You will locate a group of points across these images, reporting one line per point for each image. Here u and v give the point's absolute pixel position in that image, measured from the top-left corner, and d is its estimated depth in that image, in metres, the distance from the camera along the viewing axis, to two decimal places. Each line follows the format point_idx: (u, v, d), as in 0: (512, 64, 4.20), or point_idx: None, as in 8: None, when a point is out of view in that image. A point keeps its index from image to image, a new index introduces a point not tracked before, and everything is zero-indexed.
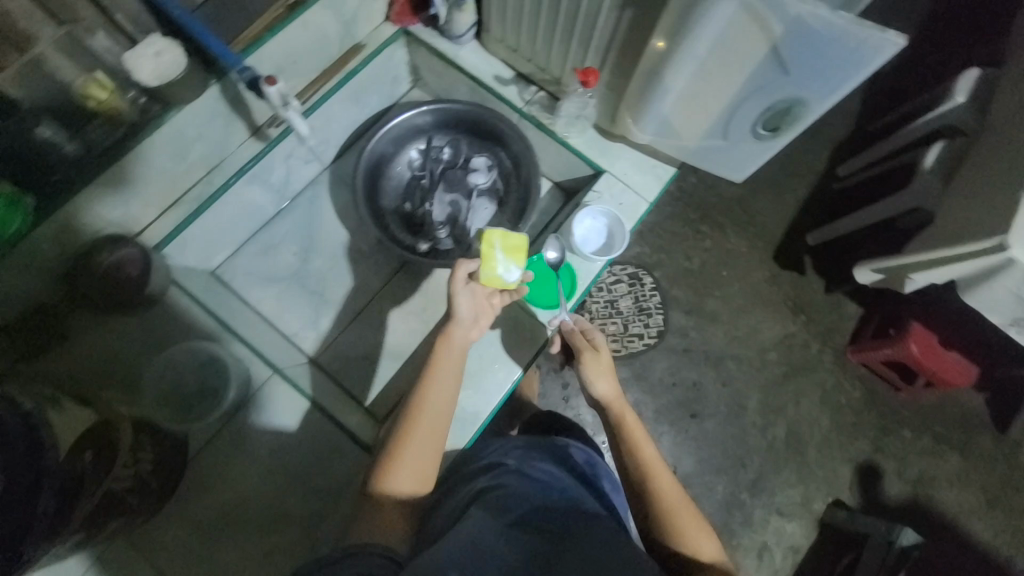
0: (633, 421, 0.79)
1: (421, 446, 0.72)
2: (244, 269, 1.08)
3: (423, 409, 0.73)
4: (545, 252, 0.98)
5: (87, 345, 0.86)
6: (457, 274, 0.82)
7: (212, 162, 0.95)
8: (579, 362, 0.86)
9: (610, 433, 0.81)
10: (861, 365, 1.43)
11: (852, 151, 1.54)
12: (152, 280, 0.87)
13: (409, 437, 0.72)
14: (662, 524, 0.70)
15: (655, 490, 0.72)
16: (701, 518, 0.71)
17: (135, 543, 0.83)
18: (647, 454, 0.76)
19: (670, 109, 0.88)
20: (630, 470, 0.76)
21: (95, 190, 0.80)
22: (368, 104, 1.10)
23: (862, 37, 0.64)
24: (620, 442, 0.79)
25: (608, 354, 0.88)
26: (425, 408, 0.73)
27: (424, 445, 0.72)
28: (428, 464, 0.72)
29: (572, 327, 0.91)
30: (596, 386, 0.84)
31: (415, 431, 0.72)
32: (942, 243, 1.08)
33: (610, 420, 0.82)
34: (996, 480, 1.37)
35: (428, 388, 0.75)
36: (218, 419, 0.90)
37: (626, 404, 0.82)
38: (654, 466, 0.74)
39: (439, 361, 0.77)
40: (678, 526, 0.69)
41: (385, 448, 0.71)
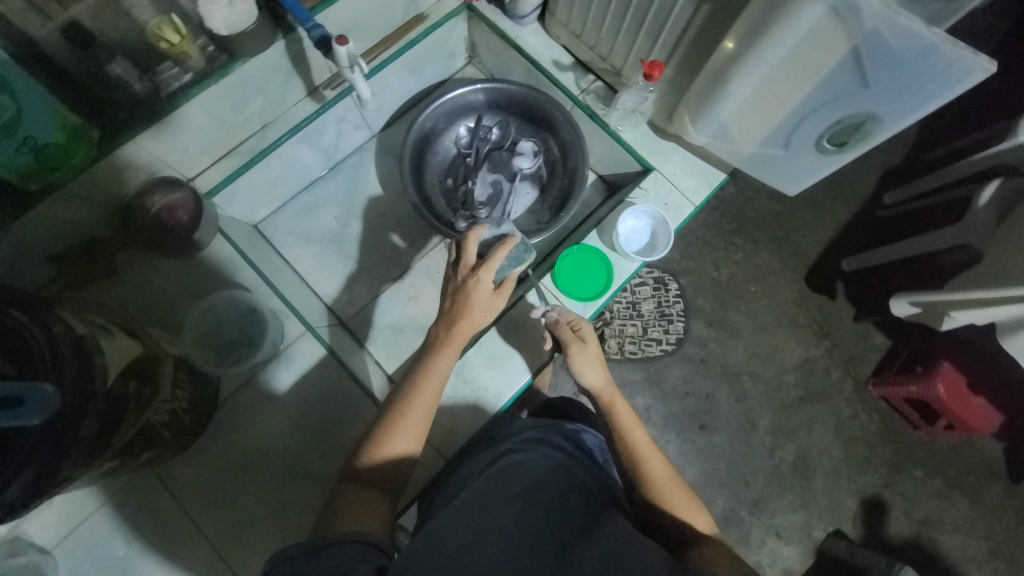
0: (623, 409, 0.79)
1: (417, 427, 0.71)
2: (285, 227, 1.10)
3: (423, 393, 0.73)
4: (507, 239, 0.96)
5: (133, 281, 0.89)
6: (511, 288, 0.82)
7: (268, 117, 0.96)
8: (566, 355, 0.85)
9: (600, 422, 0.81)
10: (881, 399, 1.40)
11: (904, 178, 1.48)
12: (201, 227, 0.89)
13: (407, 415, 0.71)
14: (656, 504, 0.71)
15: (648, 471, 0.73)
16: (690, 493, 0.72)
17: (160, 477, 0.86)
18: (637, 440, 0.76)
19: (732, 113, 0.86)
20: (622, 456, 0.76)
21: (158, 132, 0.82)
22: (423, 76, 1.09)
23: (953, 57, 0.62)
24: (611, 430, 0.78)
25: (595, 344, 0.86)
26: (424, 392, 0.73)
27: (420, 427, 0.72)
28: (418, 446, 0.72)
29: (556, 319, 0.89)
30: (584, 378, 0.83)
31: (412, 411, 0.72)
32: (989, 283, 1.04)
33: (600, 410, 0.81)
34: (1005, 532, 1.33)
35: (429, 371, 0.75)
36: (247, 369, 0.92)
37: (616, 391, 0.82)
38: (645, 449, 0.75)
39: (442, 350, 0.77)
40: (673, 504, 0.70)
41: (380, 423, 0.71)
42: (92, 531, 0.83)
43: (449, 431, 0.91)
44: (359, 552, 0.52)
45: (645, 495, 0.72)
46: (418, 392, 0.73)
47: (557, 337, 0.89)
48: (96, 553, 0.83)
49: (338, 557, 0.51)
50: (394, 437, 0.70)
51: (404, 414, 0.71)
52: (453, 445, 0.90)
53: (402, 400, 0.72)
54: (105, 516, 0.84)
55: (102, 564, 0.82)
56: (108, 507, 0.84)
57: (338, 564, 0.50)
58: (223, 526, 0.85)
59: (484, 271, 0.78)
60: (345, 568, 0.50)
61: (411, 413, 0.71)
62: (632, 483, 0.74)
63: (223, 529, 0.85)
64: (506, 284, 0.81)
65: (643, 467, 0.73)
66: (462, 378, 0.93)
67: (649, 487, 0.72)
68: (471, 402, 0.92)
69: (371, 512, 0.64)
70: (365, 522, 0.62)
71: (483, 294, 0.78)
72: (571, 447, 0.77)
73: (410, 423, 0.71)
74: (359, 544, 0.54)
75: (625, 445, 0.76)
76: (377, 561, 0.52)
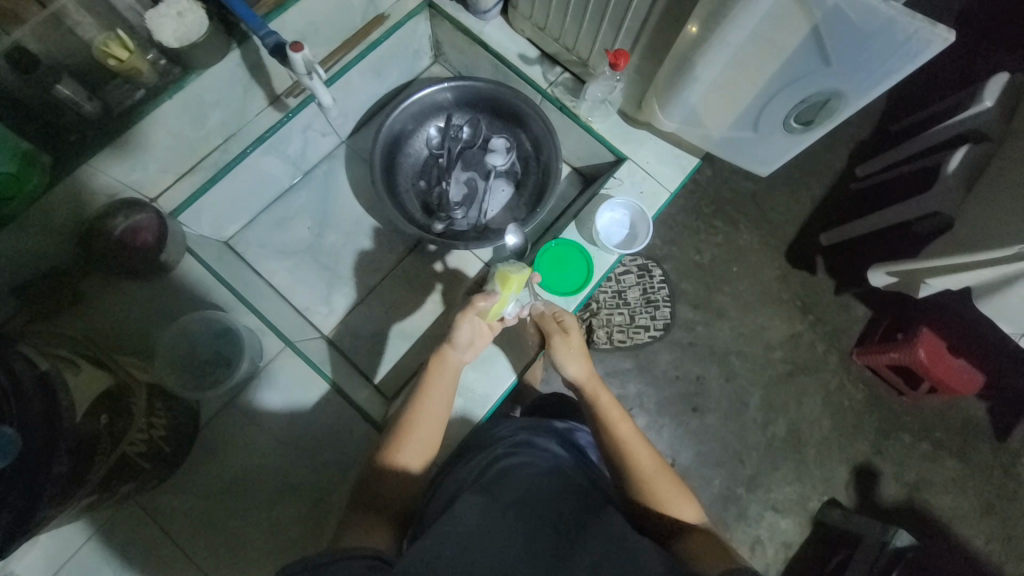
0: (607, 400, 0.79)
1: (419, 445, 0.75)
2: (258, 240, 1.07)
3: (419, 414, 0.77)
4: (506, 238, 0.98)
5: (101, 307, 0.86)
6: (474, 305, 0.82)
7: (230, 130, 0.93)
8: (548, 348, 0.85)
9: (586, 416, 0.80)
10: (866, 368, 1.43)
11: (874, 150, 1.51)
12: (168, 248, 0.87)
13: (405, 435, 0.75)
14: (644, 496, 0.70)
15: (633, 463, 0.73)
16: (680, 481, 0.72)
17: (145, 507, 0.84)
18: (623, 430, 0.76)
19: (700, 98, 0.86)
20: (610, 450, 0.75)
21: (115, 154, 0.79)
22: (388, 78, 1.07)
23: (911, 30, 0.62)
24: (596, 423, 0.78)
25: (578, 335, 0.86)
26: (422, 411, 0.77)
27: (423, 444, 0.75)
28: (427, 458, 0.76)
29: (543, 310, 0.89)
30: (567, 369, 0.83)
31: (409, 431, 0.75)
32: (962, 249, 1.06)
33: (586, 402, 0.81)
34: (992, 488, 1.37)
35: (425, 390, 0.79)
36: (229, 390, 0.90)
37: (600, 383, 0.82)
38: (631, 441, 0.74)
39: (433, 369, 0.81)
40: (661, 495, 0.70)
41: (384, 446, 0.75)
42: (79, 569, 0.80)
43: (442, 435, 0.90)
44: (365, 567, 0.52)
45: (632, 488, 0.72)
46: (414, 410, 0.77)
47: (540, 329, 0.89)
48: None
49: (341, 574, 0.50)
50: (400, 454, 0.74)
51: (406, 433, 0.75)
52: (447, 450, 0.89)
53: (402, 420, 0.77)
54: (95, 550, 0.82)
55: None
56: (95, 540, 0.82)
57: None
58: (218, 553, 0.84)
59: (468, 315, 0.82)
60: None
61: (412, 431, 0.75)
62: (619, 477, 0.74)
63: (215, 555, 0.84)
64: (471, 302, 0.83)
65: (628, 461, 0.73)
66: None
67: (635, 480, 0.72)
68: (462, 406, 0.92)
69: (376, 533, 0.66)
70: (371, 537, 0.64)
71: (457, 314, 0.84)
72: (561, 447, 0.77)
73: (411, 441, 0.75)
74: (364, 561, 0.52)
75: (609, 438, 0.76)
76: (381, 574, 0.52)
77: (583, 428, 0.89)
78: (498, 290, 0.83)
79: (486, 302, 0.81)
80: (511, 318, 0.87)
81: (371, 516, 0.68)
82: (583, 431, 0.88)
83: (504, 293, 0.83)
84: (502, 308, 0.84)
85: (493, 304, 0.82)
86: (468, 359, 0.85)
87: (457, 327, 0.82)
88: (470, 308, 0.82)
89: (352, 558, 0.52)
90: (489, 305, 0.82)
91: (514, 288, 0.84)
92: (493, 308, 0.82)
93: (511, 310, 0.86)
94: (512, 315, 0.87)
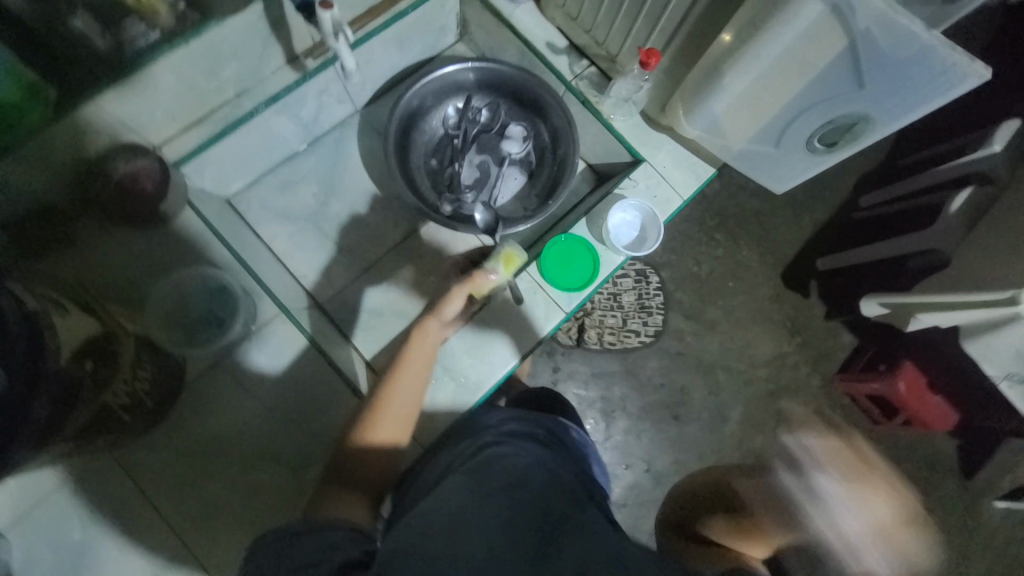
0: None
1: (393, 418, 0.78)
2: (260, 201, 1.05)
3: (398, 385, 0.79)
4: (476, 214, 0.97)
5: (89, 252, 0.81)
6: (473, 282, 0.89)
7: (244, 85, 0.90)
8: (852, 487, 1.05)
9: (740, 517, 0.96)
10: (845, 394, 1.45)
11: (881, 182, 1.52)
12: (168, 199, 0.86)
13: (383, 405, 0.78)
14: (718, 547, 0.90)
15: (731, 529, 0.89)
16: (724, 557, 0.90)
17: (121, 463, 0.82)
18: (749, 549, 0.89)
19: (725, 108, 0.85)
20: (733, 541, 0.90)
21: (123, 91, 0.76)
22: (411, 51, 1.05)
23: (949, 62, 0.63)
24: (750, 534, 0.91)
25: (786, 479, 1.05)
26: (402, 382, 0.80)
27: (399, 417, 0.78)
28: (402, 430, 0.79)
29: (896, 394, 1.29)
30: None
31: (387, 401, 0.79)
32: (957, 289, 1.07)
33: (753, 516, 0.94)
34: (952, 524, 1.41)
35: (405, 358, 0.83)
36: (219, 349, 0.88)
37: None
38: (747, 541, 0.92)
39: (415, 339, 0.86)
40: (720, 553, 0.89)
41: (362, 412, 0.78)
42: (49, 515, 0.79)
43: (430, 418, 0.90)
44: (346, 539, 0.55)
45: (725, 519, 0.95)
46: (394, 381, 0.80)
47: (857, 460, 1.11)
48: (51, 538, 0.78)
49: (322, 543, 0.54)
50: (376, 424, 0.77)
51: (384, 402, 0.78)
52: (432, 433, 0.89)
53: (381, 390, 0.80)
54: (66, 498, 0.80)
55: (58, 549, 0.78)
56: (67, 487, 0.80)
57: (321, 550, 0.53)
58: (191, 513, 0.83)
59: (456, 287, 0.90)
60: (325, 552, 0.52)
61: (390, 401, 0.79)
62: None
63: (190, 518, 0.82)
64: (470, 277, 0.91)
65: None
66: (444, 365, 0.92)
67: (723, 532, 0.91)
68: (451, 391, 0.91)
69: (354, 506, 0.68)
70: (348, 509, 0.66)
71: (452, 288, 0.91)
72: (544, 432, 0.79)
73: (388, 411, 0.78)
74: (348, 532, 0.57)
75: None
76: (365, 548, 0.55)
77: (572, 425, 0.91)
78: (499, 269, 0.90)
79: (485, 280, 0.89)
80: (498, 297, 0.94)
81: (350, 492, 0.70)
82: (572, 428, 0.90)
83: (503, 273, 0.90)
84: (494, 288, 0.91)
85: (490, 282, 0.90)
86: (448, 333, 0.90)
87: (449, 301, 0.89)
88: (468, 284, 0.89)
89: (332, 529, 0.56)
90: (486, 282, 0.90)
91: (512, 270, 0.92)
92: (486, 285, 0.90)
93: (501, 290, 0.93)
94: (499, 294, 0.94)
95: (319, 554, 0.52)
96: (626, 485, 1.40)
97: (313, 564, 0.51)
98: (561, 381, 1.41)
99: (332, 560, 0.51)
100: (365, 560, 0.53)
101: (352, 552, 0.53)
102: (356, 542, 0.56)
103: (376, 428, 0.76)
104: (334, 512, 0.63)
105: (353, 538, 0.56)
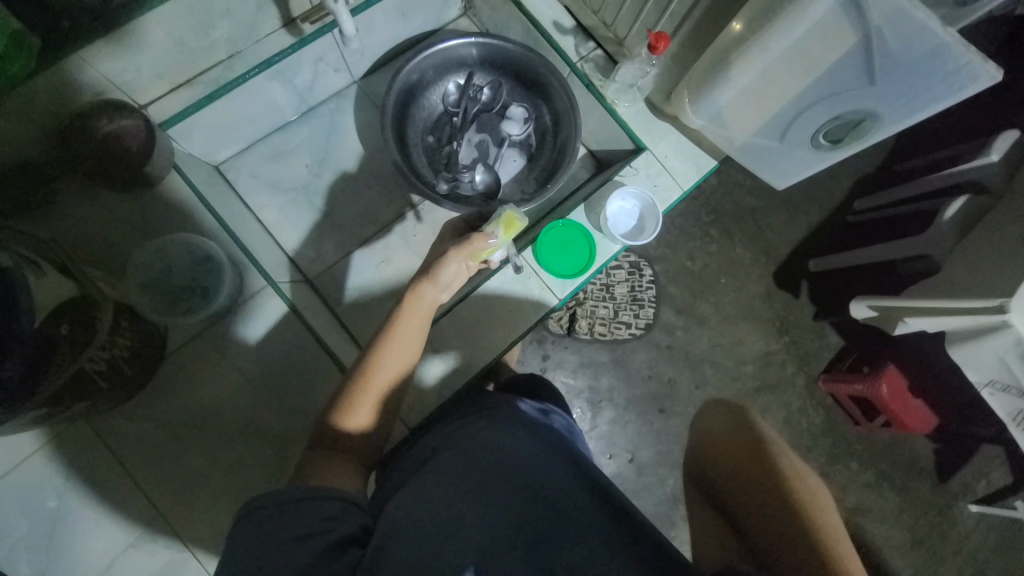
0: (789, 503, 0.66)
1: (379, 390, 0.73)
2: (251, 170, 1.02)
3: (384, 358, 0.74)
4: (474, 174, 1.00)
5: (73, 215, 0.84)
6: (473, 245, 0.80)
7: (235, 48, 0.87)
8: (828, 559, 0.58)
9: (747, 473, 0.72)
10: (828, 394, 1.47)
11: (880, 185, 1.51)
12: (153, 159, 0.81)
13: (369, 377, 0.73)
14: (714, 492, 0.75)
15: (714, 480, 0.75)
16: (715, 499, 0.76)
17: (99, 430, 0.81)
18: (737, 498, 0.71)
19: (731, 99, 0.83)
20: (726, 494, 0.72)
21: (108, 43, 0.74)
22: (413, 22, 1.01)
23: (962, 61, 0.61)
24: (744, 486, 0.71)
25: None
26: (388, 352, 0.74)
27: (384, 389, 0.74)
28: (384, 413, 0.74)
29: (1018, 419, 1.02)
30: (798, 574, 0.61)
31: (372, 373, 0.73)
32: (945, 295, 1.08)
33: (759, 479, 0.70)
34: (924, 524, 1.44)
35: (396, 327, 0.76)
36: (202, 320, 0.85)
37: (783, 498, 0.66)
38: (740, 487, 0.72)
39: (407, 306, 0.77)
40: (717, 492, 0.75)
41: (345, 389, 0.73)
42: (26, 477, 0.79)
43: (416, 399, 0.89)
44: (338, 510, 0.55)
45: (719, 436, 0.80)
46: (380, 350, 0.74)
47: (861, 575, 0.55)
48: (25, 503, 0.78)
49: (317, 513, 0.54)
50: (359, 404, 0.72)
51: (370, 373, 0.73)
52: (417, 415, 0.88)
53: (366, 360, 0.74)
54: (44, 461, 0.80)
55: (33, 514, 0.78)
56: (45, 451, 0.80)
57: (317, 522, 0.53)
58: (169, 485, 0.82)
59: (455, 250, 0.79)
60: (319, 525, 0.53)
61: (376, 372, 0.73)
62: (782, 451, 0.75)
63: (166, 490, 0.82)
64: (469, 239, 0.81)
65: (813, 488, 0.69)
66: (433, 346, 0.91)
67: (707, 466, 0.78)
68: (441, 372, 0.91)
69: (343, 475, 0.66)
70: (338, 479, 0.64)
71: (448, 249, 0.81)
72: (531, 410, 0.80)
73: (375, 382, 0.73)
74: (340, 503, 0.56)
75: (780, 508, 0.63)
76: (359, 520, 0.55)
77: (560, 412, 0.91)
78: (499, 233, 0.83)
79: (484, 245, 0.80)
80: (496, 263, 0.88)
81: (342, 458, 0.69)
82: (559, 415, 0.90)
83: (503, 239, 0.83)
84: (493, 252, 0.84)
85: (490, 247, 0.82)
86: (444, 298, 0.81)
87: (445, 265, 0.79)
88: (466, 247, 0.79)
89: (326, 499, 0.56)
90: (486, 248, 0.81)
91: (512, 234, 0.85)
92: (486, 250, 0.81)
93: (500, 255, 0.86)
94: (498, 260, 0.88)
95: (314, 526, 0.53)
96: (610, 475, 1.39)
97: (306, 536, 0.51)
98: (549, 369, 1.41)
99: (328, 533, 0.52)
100: (361, 536, 0.53)
101: (350, 526, 0.53)
102: (350, 512, 0.56)
103: (358, 409, 0.72)
104: (322, 479, 0.62)
105: (350, 509, 0.56)
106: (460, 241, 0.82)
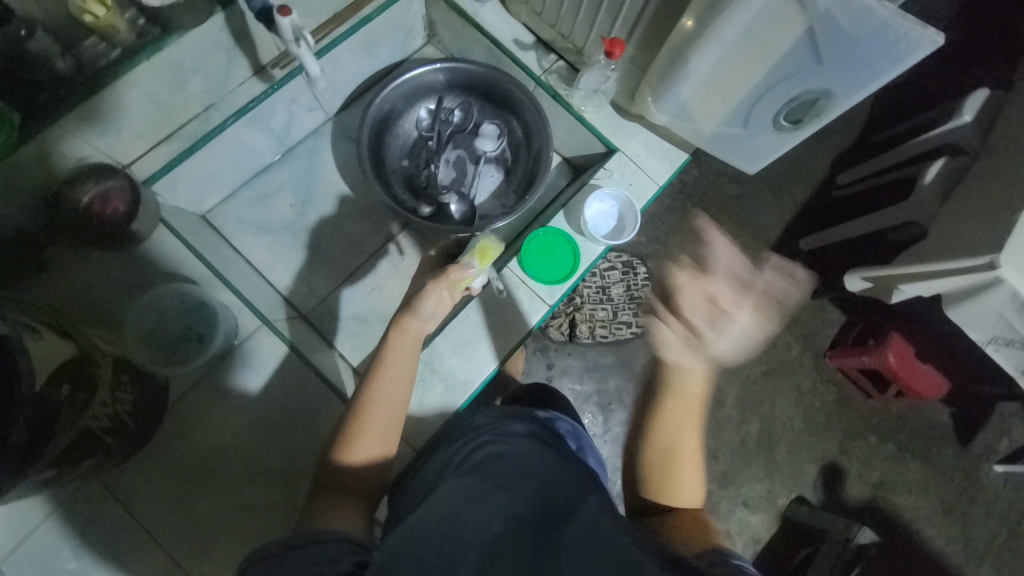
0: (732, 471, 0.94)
1: (378, 423, 0.74)
2: (236, 216, 1.04)
3: (379, 390, 0.74)
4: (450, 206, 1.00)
5: (68, 278, 0.86)
6: (451, 276, 0.83)
7: (209, 100, 0.91)
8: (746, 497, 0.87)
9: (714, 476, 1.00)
10: (837, 369, 1.46)
11: (861, 157, 1.52)
12: (139, 217, 0.85)
13: (366, 414, 0.73)
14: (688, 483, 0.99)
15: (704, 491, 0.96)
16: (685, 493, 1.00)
17: (107, 486, 0.82)
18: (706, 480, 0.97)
19: (693, 92, 0.85)
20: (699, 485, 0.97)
21: (88, 109, 0.77)
22: (379, 56, 1.04)
23: (903, 30, 0.63)
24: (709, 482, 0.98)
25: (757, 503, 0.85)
26: (381, 386, 0.75)
27: (380, 424, 0.74)
28: (384, 448, 0.74)
29: None
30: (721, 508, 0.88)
31: (370, 406, 0.74)
32: (935, 257, 1.08)
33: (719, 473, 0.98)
34: (954, 490, 1.42)
35: (386, 360, 0.77)
36: (200, 366, 0.88)
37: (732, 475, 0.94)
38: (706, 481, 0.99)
39: (393, 340, 0.79)
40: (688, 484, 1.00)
41: (343, 427, 0.73)
42: (38, 544, 0.79)
43: (420, 421, 0.90)
44: (336, 553, 0.54)
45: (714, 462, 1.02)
46: (375, 382, 0.76)
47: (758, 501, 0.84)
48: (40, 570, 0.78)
49: (316, 557, 0.53)
50: (360, 438, 0.72)
51: (366, 409, 0.74)
52: (423, 436, 0.89)
53: (362, 397, 0.75)
54: (54, 526, 0.80)
55: None
56: (56, 516, 0.80)
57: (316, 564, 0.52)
58: (183, 534, 0.82)
59: (433, 284, 0.82)
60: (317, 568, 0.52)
61: (373, 408, 0.74)
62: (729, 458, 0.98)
63: (181, 537, 0.82)
64: (446, 271, 0.84)
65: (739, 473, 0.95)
66: (430, 367, 0.92)
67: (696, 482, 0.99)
68: (441, 391, 0.91)
69: (345, 517, 0.64)
70: (341, 521, 0.63)
71: (427, 283, 0.84)
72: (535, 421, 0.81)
73: (373, 416, 0.74)
74: (339, 544, 0.56)
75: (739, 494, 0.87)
76: (355, 558, 0.55)
77: (563, 418, 0.92)
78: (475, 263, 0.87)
79: (462, 274, 0.83)
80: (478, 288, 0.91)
81: (340, 495, 0.69)
82: (562, 420, 0.91)
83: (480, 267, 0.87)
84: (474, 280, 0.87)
85: (469, 276, 0.85)
86: (431, 329, 0.83)
87: (424, 297, 0.81)
88: (444, 278, 0.82)
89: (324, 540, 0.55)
90: (464, 277, 0.84)
91: (489, 262, 0.90)
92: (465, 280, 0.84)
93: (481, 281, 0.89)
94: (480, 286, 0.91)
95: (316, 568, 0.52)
96: None
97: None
98: (555, 377, 1.41)
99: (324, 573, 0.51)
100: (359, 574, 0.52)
101: (346, 564, 0.53)
102: (349, 554, 0.55)
103: (359, 444, 0.72)
104: (325, 521, 0.62)
105: (349, 549, 0.56)
106: (439, 274, 0.85)
